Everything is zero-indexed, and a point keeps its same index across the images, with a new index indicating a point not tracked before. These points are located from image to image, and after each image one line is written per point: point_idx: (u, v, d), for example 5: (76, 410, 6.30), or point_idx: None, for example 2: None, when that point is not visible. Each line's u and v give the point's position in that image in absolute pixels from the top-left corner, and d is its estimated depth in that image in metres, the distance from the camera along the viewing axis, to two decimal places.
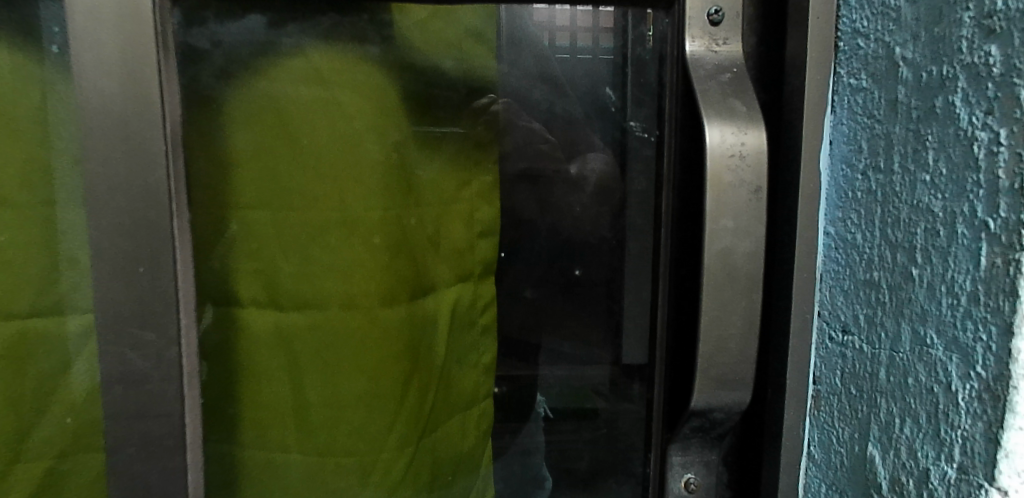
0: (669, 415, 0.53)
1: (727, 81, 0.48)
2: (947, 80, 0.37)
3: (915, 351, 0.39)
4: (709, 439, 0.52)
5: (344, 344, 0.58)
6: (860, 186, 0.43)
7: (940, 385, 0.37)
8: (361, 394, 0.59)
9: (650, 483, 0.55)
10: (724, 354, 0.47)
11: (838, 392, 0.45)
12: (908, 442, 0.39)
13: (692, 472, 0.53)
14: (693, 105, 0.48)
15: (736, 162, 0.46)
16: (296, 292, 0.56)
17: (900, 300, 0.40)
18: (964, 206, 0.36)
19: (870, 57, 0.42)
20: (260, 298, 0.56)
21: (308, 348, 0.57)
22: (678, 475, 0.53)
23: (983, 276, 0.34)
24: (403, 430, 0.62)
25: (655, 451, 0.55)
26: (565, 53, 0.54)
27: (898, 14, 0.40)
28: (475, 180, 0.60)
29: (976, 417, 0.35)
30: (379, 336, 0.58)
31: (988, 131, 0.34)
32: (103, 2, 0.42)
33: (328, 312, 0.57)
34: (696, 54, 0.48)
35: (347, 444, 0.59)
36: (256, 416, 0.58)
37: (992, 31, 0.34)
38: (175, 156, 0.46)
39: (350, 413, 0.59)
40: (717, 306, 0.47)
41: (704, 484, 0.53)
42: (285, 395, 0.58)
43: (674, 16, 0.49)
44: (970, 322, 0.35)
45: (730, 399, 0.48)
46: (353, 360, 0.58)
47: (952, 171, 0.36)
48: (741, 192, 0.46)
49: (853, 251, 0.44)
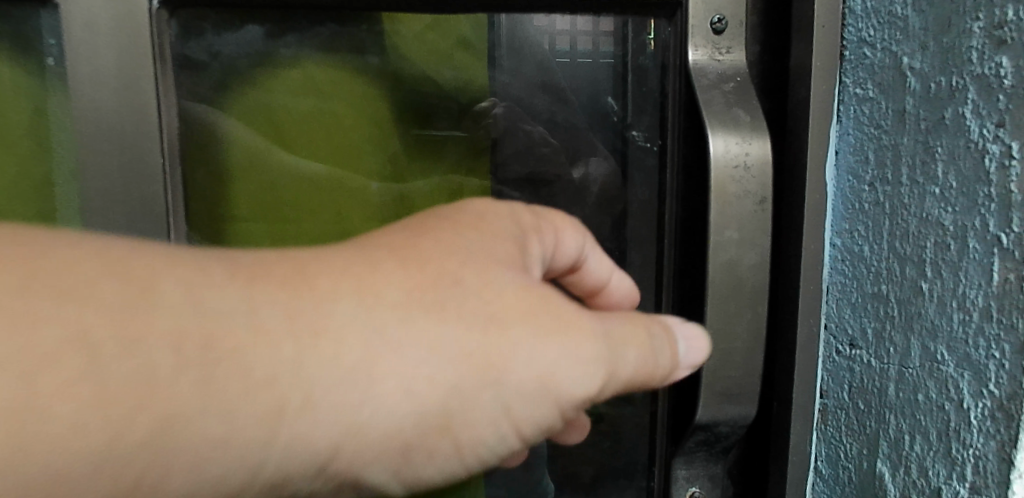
0: (675, 429, 0.53)
1: (731, 91, 0.47)
2: (956, 91, 0.36)
3: (925, 367, 0.38)
4: (715, 453, 0.51)
5: None
6: (868, 197, 0.43)
7: (952, 402, 0.36)
8: None
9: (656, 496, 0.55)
10: (729, 367, 0.47)
11: (846, 407, 0.45)
12: (918, 459, 0.39)
13: (697, 486, 0.52)
14: (699, 116, 0.48)
15: (740, 174, 0.45)
16: None
17: (909, 314, 0.39)
18: (976, 220, 0.35)
19: (877, 67, 0.42)
20: None
21: None
22: (683, 489, 0.52)
23: (996, 292, 0.34)
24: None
25: (660, 465, 0.55)
26: (565, 56, 0.51)
27: (905, 23, 0.40)
28: (468, 189, 0.54)
29: (988, 436, 0.34)
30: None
31: (1001, 143, 0.33)
32: (99, 16, 0.45)
33: None
34: (700, 63, 0.48)
35: None
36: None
37: (1002, 41, 0.33)
38: (173, 170, 0.47)
39: None
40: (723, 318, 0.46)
41: None
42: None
43: (676, 25, 0.49)
44: (982, 339, 0.34)
45: (736, 412, 0.47)
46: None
47: (962, 184, 0.36)
48: (746, 204, 0.45)
49: (861, 263, 0.43)
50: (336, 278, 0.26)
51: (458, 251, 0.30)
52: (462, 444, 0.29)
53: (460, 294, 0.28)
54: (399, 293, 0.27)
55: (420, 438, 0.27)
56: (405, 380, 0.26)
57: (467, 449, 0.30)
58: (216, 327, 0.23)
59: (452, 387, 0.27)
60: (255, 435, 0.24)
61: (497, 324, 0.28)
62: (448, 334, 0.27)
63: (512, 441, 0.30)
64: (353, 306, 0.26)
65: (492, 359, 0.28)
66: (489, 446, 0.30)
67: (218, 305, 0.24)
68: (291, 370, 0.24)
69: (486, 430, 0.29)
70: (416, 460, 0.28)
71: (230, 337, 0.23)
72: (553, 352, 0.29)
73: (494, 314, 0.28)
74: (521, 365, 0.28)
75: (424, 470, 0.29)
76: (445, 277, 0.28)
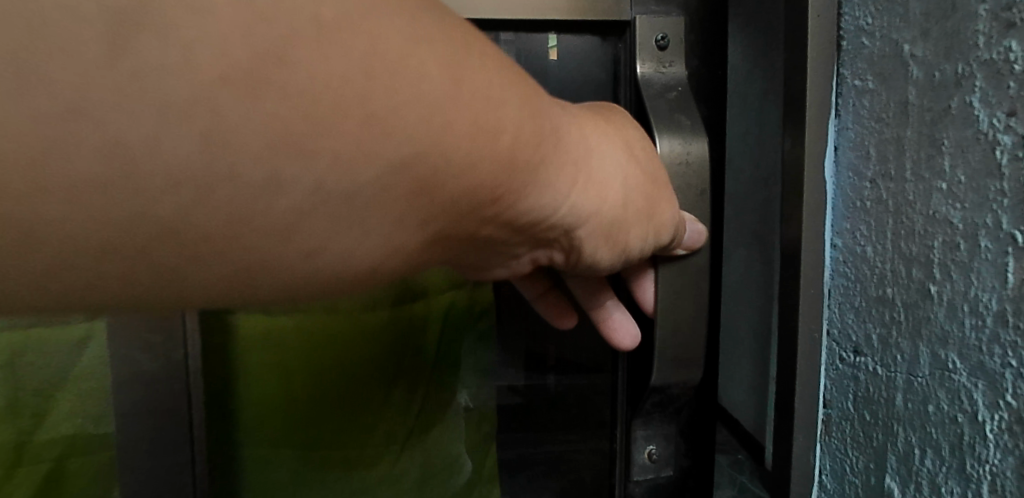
0: (632, 396, 0.56)
1: (674, 99, 0.48)
2: (963, 79, 0.32)
3: (935, 375, 0.34)
4: (670, 414, 0.53)
5: (332, 379, 0.65)
6: (869, 194, 0.38)
7: (965, 414, 0.32)
8: (343, 421, 0.66)
9: (619, 459, 0.57)
10: (678, 337, 0.49)
11: (851, 418, 0.40)
12: (929, 475, 0.34)
13: (655, 445, 0.54)
14: (645, 125, 0.49)
15: (682, 169, 0.47)
16: (286, 327, 0.63)
17: (917, 318, 0.35)
18: (987, 217, 0.30)
19: (876, 56, 0.38)
20: (260, 339, 0.62)
21: (307, 378, 0.64)
22: (642, 448, 0.54)
23: (1011, 294, 0.29)
24: (384, 434, 0.67)
25: (621, 427, 0.57)
26: (535, 66, 0.52)
27: (906, 8, 0.35)
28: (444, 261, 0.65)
29: (1006, 452, 0.30)
30: (364, 318, 0.65)
31: (1013, 134, 0.29)
32: None
33: (319, 332, 0.64)
34: (646, 76, 0.49)
35: (331, 463, 0.66)
36: (264, 368, 0.63)
37: (1011, 24, 0.29)
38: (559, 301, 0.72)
39: (333, 437, 0.66)
40: (681, 280, 0.48)
41: (665, 455, 0.54)
42: (258, 337, 0.62)
43: (627, 42, 0.51)
44: (996, 346, 0.30)
45: (689, 378, 0.50)
46: (334, 349, 0.65)
47: (972, 178, 0.31)
48: (689, 194, 0.47)
49: (864, 264, 0.39)
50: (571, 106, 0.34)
51: (636, 128, 0.40)
52: (630, 248, 0.40)
53: (647, 154, 0.40)
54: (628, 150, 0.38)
55: (616, 228, 0.38)
56: (601, 191, 0.35)
57: (629, 249, 0.40)
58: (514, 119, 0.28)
59: (647, 197, 0.39)
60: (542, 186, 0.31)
61: (659, 183, 0.40)
62: (636, 173, 0.38)
63: (653, 243, 0.41)
64: (619, 153, 0.37)
65: (660, 195, 0.40)
66: (636, 252, 0.41)
67: (525, 105, 0.29)
68: (587, 165, 0.34)
69: (640, 238, 0.40)
70: (620, 233, 0.38)
71: (537, 126, 0.29)
72: (673, 210, 0.41)
73: (658, 174, 0.40)
74: (670, 209, 0.41)
75: (601, 255, 0.40)
76: (642, 148, 0.40)
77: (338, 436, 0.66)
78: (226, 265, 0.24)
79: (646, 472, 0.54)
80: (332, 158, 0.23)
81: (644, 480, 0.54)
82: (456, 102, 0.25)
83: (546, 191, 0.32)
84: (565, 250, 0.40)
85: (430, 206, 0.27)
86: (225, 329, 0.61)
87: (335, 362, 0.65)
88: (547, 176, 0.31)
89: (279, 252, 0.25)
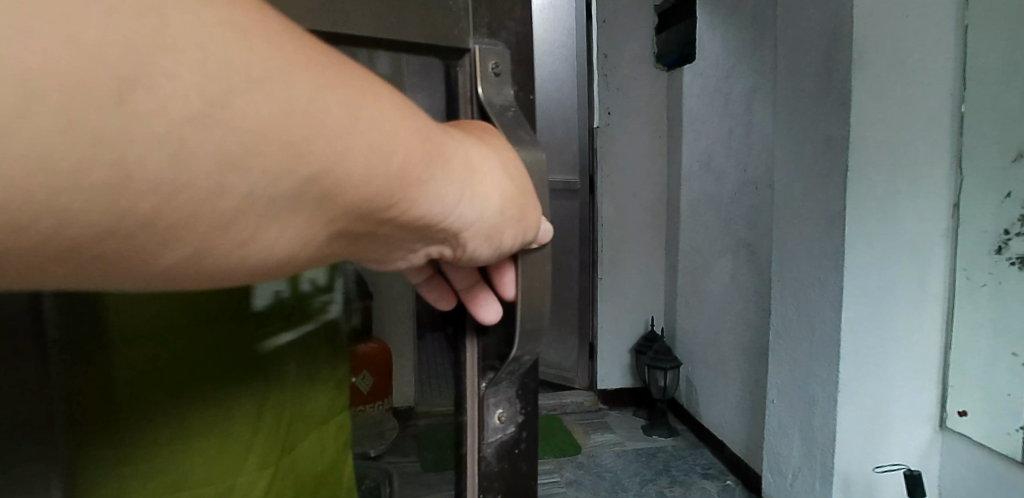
0: (488, 362, 0.57)
1: (509, 117, 0.52)
2: None
3: None
4: (516, 376, 0.57)
5: (202, 384, 0.58)
6: None
7: None
8: (216, 442, 0.59)
9: (466, 429, 0.58)
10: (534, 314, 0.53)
11: None
12: None
13: (502, 408, 0.58)
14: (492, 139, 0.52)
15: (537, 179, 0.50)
16: (136, 335, 0.53)
17: None
18: None
19: None
20: (123, 329, 0.52)
21: (167, 391, 0.55)
22: (493, 412, 0.58)
23: None
24: (239, 452, 0.61)
25: (470, 398, 0.57)
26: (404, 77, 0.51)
27: None
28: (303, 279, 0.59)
29: None
30: (213, 336, 0.58)
31: None
32: None
33: (177, 348, 0.56)
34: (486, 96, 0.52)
35: (202, 474, 0.58)
36: (132, 389, 0.53)
37: None
38: None
39: (200, 444, 0.57)
40: (536, 272, 0.52)
41: (510, 414, 0.59)
42: (138, 364, 0.53)
43: (465, 64, 0.53)
44: None
45: (537, 338, 0.53)
46: (190, 370, 0.57)
47: None
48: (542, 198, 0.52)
49: None
50: (524, 142, 0.51)
51: (500, 137, 0.47)
52: (504, 248, 0.45)
53: (518, 161, 0.46)
54: (512, 167, 0.44)
55: (501, 224, 0.43)
56: (486, 199, 0.40)
57: (501, 246, 0.45)
58: (430, 160, 0.35)
59: (520, 208, 0.44)
60: (435, 196, 0.36)
61: (528, 194, 0.45)
62: (512, 186, 0.43)
63: (527, 236, 0.46)
64: (497, 155, 0.43)
65: (529, 195, 0.45)
66: (513, 247, 0.46)
67: (428, 126, 0.36)
68: (472, 171, 0.39)
69: (514, 238, 0.45)
70: (479, 241, 0.42)
71: (426, 149, 0.34)
72: (538, 215, 0.47)
73: (524, 182, 0.45)
74: (536, 217, 0.47)
75: (482, 253, 0.44)
76: (528, 185, 0.45)
77: (174, 458, 0.56)
78: (163, 233, 0.27)
79: (497, 432, 0.58)
80: (258, 171, 0.27)
81: (494, 441, 0.58)
82: (379, 136, 0.31)
83: (436, 203, 0.36)
84: (450, 248, 0.43)
85: (332, 210, 0.31)
86: (94, 350, 0.50)
87: (184, 384, 0.57)
88: (437, 191, 0.36)
89: (199, 253, 0.28)
